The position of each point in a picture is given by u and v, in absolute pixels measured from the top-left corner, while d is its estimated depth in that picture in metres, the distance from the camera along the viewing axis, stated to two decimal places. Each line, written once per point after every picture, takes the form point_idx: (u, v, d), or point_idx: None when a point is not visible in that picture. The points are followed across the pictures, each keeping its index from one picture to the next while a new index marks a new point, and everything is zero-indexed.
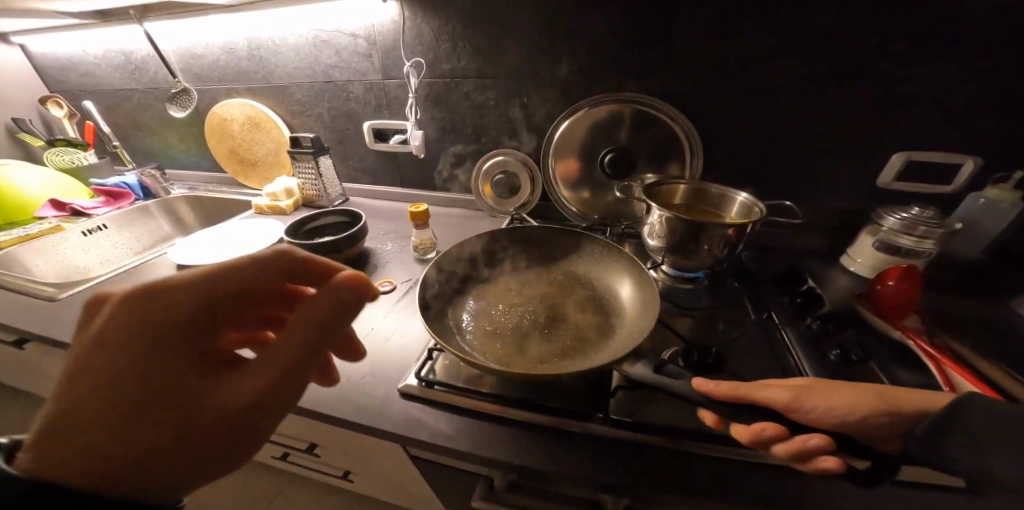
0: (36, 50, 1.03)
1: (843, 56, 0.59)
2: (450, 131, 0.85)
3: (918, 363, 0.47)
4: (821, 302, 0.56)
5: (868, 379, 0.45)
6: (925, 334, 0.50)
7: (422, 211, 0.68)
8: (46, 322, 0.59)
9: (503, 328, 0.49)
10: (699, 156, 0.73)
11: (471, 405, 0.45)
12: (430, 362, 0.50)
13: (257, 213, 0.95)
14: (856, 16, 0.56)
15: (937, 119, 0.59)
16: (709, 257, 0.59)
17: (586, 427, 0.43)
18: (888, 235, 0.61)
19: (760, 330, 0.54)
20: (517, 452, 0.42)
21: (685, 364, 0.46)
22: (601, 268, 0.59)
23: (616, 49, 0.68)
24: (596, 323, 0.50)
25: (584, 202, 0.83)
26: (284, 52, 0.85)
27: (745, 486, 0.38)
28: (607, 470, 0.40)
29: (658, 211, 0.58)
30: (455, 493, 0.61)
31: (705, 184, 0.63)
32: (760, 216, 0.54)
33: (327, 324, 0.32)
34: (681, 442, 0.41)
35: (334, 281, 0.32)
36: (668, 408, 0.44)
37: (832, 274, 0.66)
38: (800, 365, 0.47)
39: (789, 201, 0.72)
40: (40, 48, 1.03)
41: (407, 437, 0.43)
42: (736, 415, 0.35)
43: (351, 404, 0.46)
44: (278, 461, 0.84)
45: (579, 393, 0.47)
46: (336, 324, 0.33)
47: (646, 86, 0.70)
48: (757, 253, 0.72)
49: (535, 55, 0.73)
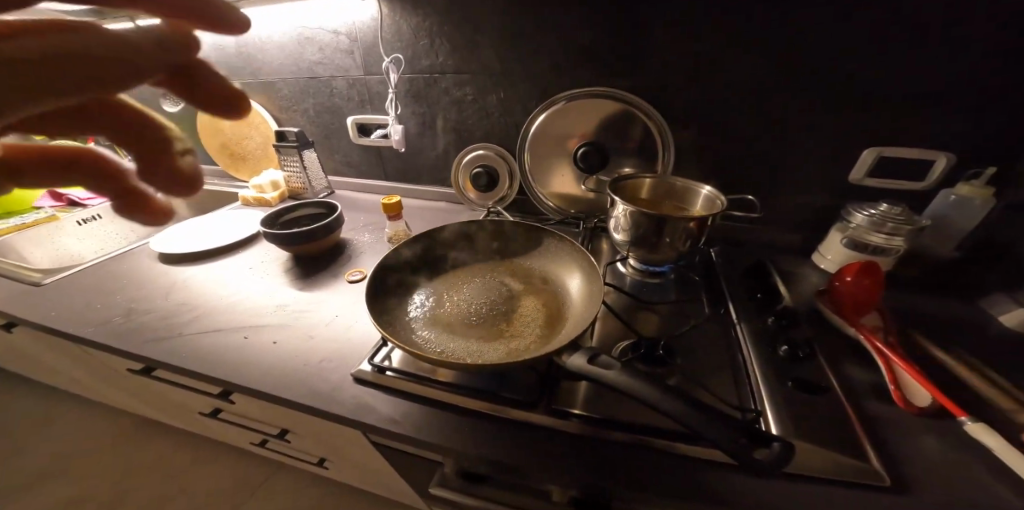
0: None
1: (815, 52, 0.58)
2: (430, 126, 0.86)
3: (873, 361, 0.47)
4: (780, 298, 0.57)
5: (814, 378, 0.46)
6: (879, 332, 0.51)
7: (394, 203, 0.70)
8: (29, 306, 0.62)
9: (455, 318, 0.50)
10: (672, 150, 0.73)
11: (420, 392, 0.47)
12: (385, 350, 0.51)
13: (244, 205, 0.97)
14: (826, 14, 0.55)
15: (906, 116, 0.58)
16: (672, 251, 0.59)
17: (530, 418, 0.44)
18: (857, 233, 0.60)
19: (718, 327, 0.54)
20: (459, 439, 0.43)
21: (633, 357, 0.47)
22: (554, 261, 0.58)
23: (590, 45, 0.69)
24: (548, 314, 0.50)
25: (559, 196, 0.83)
26: (271, 49, 0.87)
27: (679, 481, 0.37)
28: (544, 459, 0.40)
29: (622, 205, 0.58)
30: (420, 481, 0.62)
31: (670, 178, 0.62)
32: (721, 209, 0.54)
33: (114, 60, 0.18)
34: (614, 433, 0.42)
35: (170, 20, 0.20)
36: (613, 400, 0.45)
37: (802, 271, 0.66)
38: (748, 360, 0.49)
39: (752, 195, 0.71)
40: None
41: (356, 421, 0.44)
42: (660, 407, 0.34)
43: (306, 388, 0.48)
44: (256, 448, 0.86)
45: (527, 383, 0.47)
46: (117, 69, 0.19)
47: (620, 83, 0.71)
48: (729, 250, 0.72)
49: (511, 52, 0.73)
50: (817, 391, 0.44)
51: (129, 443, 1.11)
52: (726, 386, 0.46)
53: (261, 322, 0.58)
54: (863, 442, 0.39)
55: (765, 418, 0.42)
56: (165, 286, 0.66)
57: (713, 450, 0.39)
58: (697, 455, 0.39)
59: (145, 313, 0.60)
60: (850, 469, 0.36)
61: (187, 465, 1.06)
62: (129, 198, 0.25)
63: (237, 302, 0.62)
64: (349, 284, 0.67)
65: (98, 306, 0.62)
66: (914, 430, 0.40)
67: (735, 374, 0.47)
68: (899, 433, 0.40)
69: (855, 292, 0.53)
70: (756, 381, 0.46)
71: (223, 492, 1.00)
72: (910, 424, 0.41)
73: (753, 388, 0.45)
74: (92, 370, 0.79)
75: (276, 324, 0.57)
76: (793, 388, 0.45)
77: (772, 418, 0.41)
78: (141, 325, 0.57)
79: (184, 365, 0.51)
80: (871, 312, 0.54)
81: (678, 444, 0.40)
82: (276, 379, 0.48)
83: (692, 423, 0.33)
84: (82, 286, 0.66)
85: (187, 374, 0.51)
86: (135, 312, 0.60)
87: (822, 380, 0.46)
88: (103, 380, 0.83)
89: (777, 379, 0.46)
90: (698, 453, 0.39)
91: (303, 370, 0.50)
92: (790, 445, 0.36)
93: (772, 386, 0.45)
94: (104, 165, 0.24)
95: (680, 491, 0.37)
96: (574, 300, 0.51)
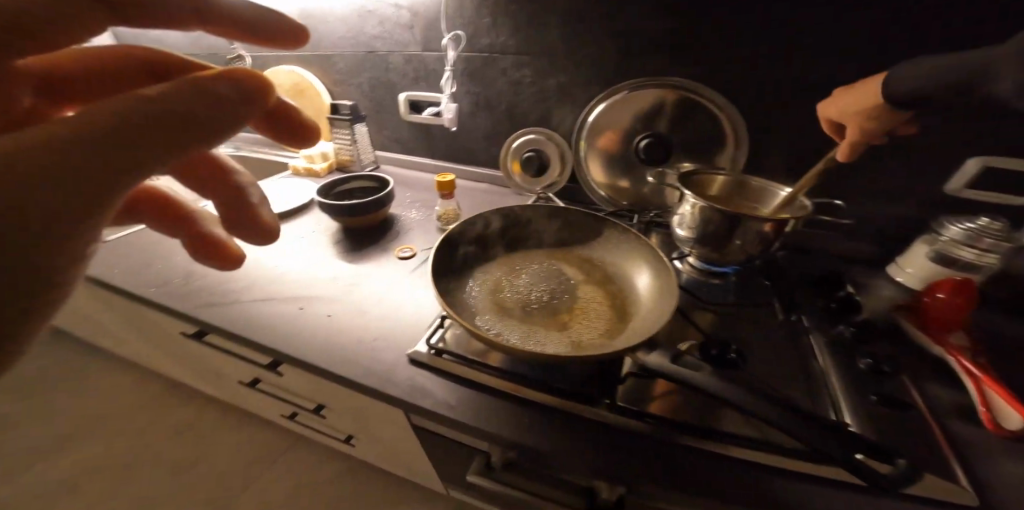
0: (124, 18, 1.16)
1: (899, 48, 0.53)
2: (484, 107, 0.85)
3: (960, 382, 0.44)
4: (858, 309, 0.54)
5: (897, 395, 0.44)
6: (969, 353, 0.47)
7: (448, 182, 0.69)
8: (94, 260, 0.65)
9: (514, 304, 0.48)
10: (743, 148, 0.69)
11: (476, 377, 0.46)
12: (441, 331, 0.51)
13: (294, 174, 0.99)
14: (826, 14, 0.56)
15: (962, 120, 0.55)
16: (741, 253, 0.56)
17: (593, 413, 0.42)
18: (948, 247, 0.56)
19: (789, 336, 0.52)
20: (518, 428, 0.42)
21: (703, 357, 0.46)
22: (617, 255, 0.55)
23: (663, 30, 0.65)
24: (611, 310, 0.48)
25: (612, 187, 0.80)
26: (332, 21, 0.87)
27: (731, 487, 0.36)
28: (605, 457, 0.39)
29: (692, 199, 0.56)
30: (455, 463, 0.62)
31: (746, 177, 0.60)
32: (804, 214, 0.50)
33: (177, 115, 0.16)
34: (678, 434, 0.40)
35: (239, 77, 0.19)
36: (681, 401, 0.43)
37: (874, 283, 0.62)
38: (825, 371, 0.46)
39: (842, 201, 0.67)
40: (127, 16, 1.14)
41: (410, 403, 0.44)
42: (752, 408, 0.35)
43: (361, 365, 0.47)
44: (287, 421, 0.88)
45: (588, 377, 0.46)
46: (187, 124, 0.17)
47: (691, 73, 0.67)
48: (795, 254, 0.69)
49: (577, 34, 0.70)
50: (904, 407, 0.42)
51: (167, 398, 1.16)
52: (801, 396, 0.44)
53: (315, 294, 0.58)
54: (957, 471, 0.36)
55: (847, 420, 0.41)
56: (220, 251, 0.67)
57: (784, 459, 0.37)
58: (772, 462, 0.37)
59: (202, 276, 0.61)
60: (943, 488, 0.34)
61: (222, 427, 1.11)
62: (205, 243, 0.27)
63: (290, 273, 0.62)
64: (400, 261, 0.66)
65: (159, 267, 0.64)
66: (1008, 460, 0.37)
67: (809, 384, 0.45)
68: (997, 464, 0.37)
69: (942, 308, 0.49)
70: (835, 393, 0.43)
71: (252, 455, 1.05)
72: (1004, 456, 0.38)
73: (833, 401, 0.43)
74: (140, 329, 0.82)
75: (329, 297, 0.57)
76: (877, 403, 0.42)
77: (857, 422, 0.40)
78: (199, 288, 0.59)
79: (241, 332, 0.51)
80: (960, 331, 0.50)
81: (719, 444, 0.39)
82: (331, 355, 0.48)
83: (793, 429, 0.33)
84: (142, 246, 0.69)
85: (240, 340, 0.52)
86: (193, 276, 0.61)
87: (906, 397, 0.44)
88: (149, 340, 0.86)
89: (857, 393, 0.43)
90: (780, 463, 0.37)
91: (357, 346, 0.50)
92: (916, 465, 0.35)
93: (855, 404, 0.42)
94: (193, 219, 0.28)
95: (738, 498, 0.35)
96: (639, 295, 0.49)
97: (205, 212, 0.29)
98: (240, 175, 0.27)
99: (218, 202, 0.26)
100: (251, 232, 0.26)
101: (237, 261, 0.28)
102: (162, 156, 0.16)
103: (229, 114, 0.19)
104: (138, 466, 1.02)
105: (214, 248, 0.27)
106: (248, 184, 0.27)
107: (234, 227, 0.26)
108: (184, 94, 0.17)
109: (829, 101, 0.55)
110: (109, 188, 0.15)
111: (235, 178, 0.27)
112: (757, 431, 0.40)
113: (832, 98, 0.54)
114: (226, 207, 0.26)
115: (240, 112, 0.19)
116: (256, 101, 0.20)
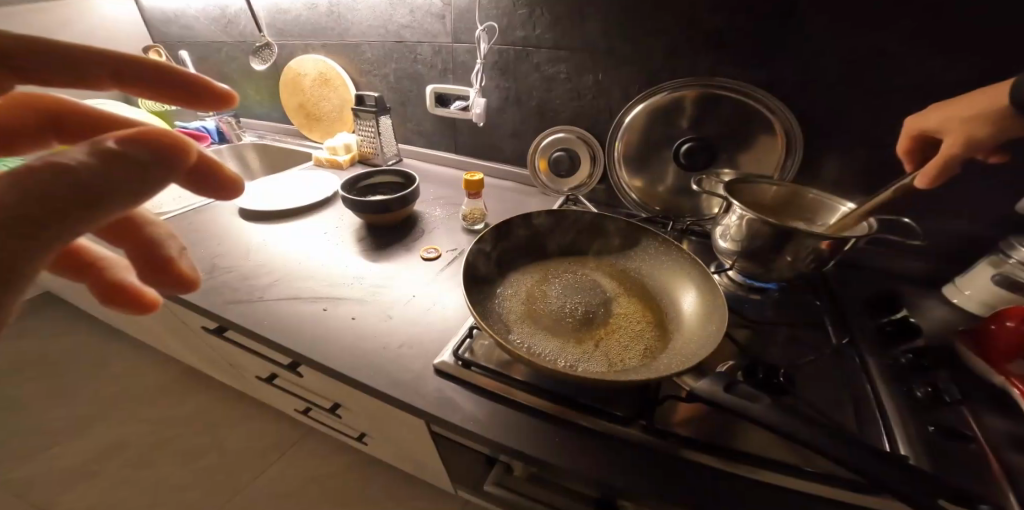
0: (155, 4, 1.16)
1: (988, 51, 0.47)
2: (513, 102, 0.82)
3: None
4: (918, 334, 0.49)
5: (957, 426, 0.40)
6: None
7: (476, 181, 0.66)
8: None
9: (548, 315, 0.46)
10: (796, 154, 0.64)
11: (504, 392, 0.43)
12: (468, 340, 0.48)
13: (316, 165, 0.99)
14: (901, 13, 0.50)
15: None
16: (790, 269, 0.52)
17: (625, 434, 0.40)
18: (1013, 270, 0.51)
19: (840, 360, 0.48)
20: (548, 448, 0.39)
21: (746, 379, 0.42)
22: (657, 268, 0.52)
23: (713, 27, 0.61)
24: (652, 328, 0.45)
25: (646, 191, 0.76)
26: (361, 9, 0.85)
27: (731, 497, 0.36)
28: (640, 485, 0.37)
29: (737, 211, 0.52)
30: (472, 471, 0.61)
31: (800, 188, 0.56)
32: (867, 232, 0.46)
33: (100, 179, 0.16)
34: (715, 460, 0.37)
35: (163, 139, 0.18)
36: (719, 424, 0.40)
37: (929, 306, 0.58)
38: (878, 397, 0.42)
39: (907, 218, 0.61)
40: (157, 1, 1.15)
41: (438, 417, 0.42)
42: (810, 441, 0.33)
43: (386, 374, 0.45)
44: (300, 415, 0.88)
45: (623, 396, 0.43)
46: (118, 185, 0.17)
47: (741, 74, 0.62)
48: (841, 271, 0.64)
49: (618, 28, 0.67)
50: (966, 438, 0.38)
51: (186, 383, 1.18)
52: (851, 423, 0.40)
53: (339, 294, 0.56)
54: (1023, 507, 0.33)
55: (903, 453, 0.37)
56: (245, 244, 0.67)
57: (825, 486, 0.35)
58: (815, 491, 0.35)
59: (228, 270, 0.60)
60: None
61: (237, 414, 1.12)
62: (118, 292, 0.24)
63: (315, 269, 0.61)
64: (424, 261, 0.64)
65: None
66: None
67: (857, 410, 0.42)
68: None
69: (1000, 337, 0.46)
70: (888, 421, 0.40)
71: (266, 444, 1.06)
72: None
73: (885, 429, 0.39)
74: (160, 316, 0.82)
75: (353, 298, 0.56)
76: (933, 433, 0.39)
77: (912, 454, 0.37)
78: (223, 283, 0.58)
79: (263, 331, 0.50)
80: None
81: (731, 465, 0.37)
82: (355, 361, 0.47)
83: (848, 459, 0.31)
84: None
85: (262, 339, 0.50)
86: (217, 269, 0.61)
87: (964, 428, 0.40)
88: (168, 328, 0.86)
89: (912, 420, 0.40)
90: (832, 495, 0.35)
91: (382, 354, 0.48)
92: None
93: (911, 432, 0.39)
94: (94, 263, 0.23)
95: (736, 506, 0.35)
96: (682, 313, 0.46)
97: (101, 252, 0.24)
98: (153, 226, 0.24)
99: (136, 256, 0.23)
100: (172, 285, 0.24)
101: (155, 308, 0.25)
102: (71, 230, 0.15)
103: (153, 174, 0.18)
104: (154, 448, 1.04)
105: (125, 295, 0.24)
106: (164, 235, 0.24)
107: (152, 281, 0.24)
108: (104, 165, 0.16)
109: (919, 115, 0.54)
110: (15, 272, 0.14)
111: (152, 231, 0.23)
112: (796, 457, 0.37)
113: (921, 113, 0.53)
114: (140, 262, 0.23)
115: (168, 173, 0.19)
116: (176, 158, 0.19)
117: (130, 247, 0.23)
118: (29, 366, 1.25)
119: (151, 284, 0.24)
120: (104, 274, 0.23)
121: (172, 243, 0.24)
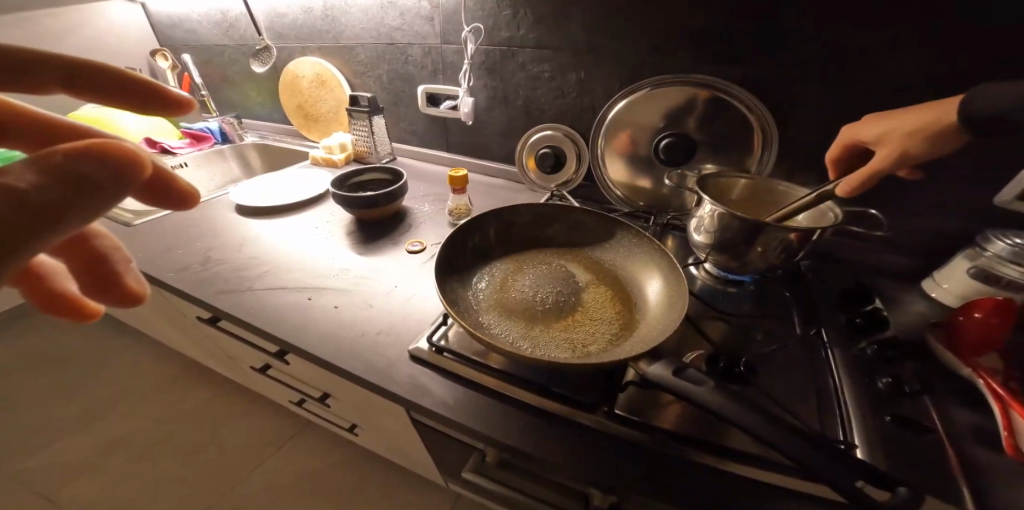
0: (159, 9, 1.21)
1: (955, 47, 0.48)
2: (500, 101, 0.84)
3: (989, 406, 0.41)
4: (886, 325, 0.50)
5: (917, 416, 0.40)
6: (1000, 376, 0.44)
7: (459, 177, 0.68)
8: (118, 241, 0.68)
9: (519, 304, 0.48)
10: (772, 150, 0.65)
11: (477, 379, 0.45)
12: (443, 328, 0.50)
13: (313, 164, 1.02)
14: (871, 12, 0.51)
15: None
16: (761, 260, 0.53)
17: (588, 419, 0.41)
18: (989, 263, 0.51)
19: (805, 350, 0.49)
20: (516, 432, 0.41)
21: (708, 369, 0.44)
22: (628, 260, 0.53)
23: (691, 27, 0.62)
24: (619, 315, 0.46)
25: (630, 187, 0.78)
26: (354, 13, 0.87)
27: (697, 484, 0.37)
28: (604, 468, 0.38)
29: (710, 204, 0.53)
30: (454, 459, 0.62)
31: (771, 182, 0.57)
32: (833, 223, 0.47)
33: (63, 197, 0.17)
34: (674, 447, 0.39)
35: (121, 152, 0.18)
36: (681, 411, 0.42)
37: (906, 298, 0.58)
38: (839, 388, 0.43)
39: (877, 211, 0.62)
40: (161, 7, 1.19)
41: (411, 401, 0.44)
42: (753, 429, 0.32)
43: (365, 361, 0.47)
44: (296, 407, 0.90)
45: (589, 382, 0.45)
46: (78, 203, 0.17)
47: (718, 71, 0.64)
48: (819, 264, 0.65)
49: (600, 28, 0.68)
50: (921, 429, 0.38)
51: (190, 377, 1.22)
52: (810, 413, 0.41)
53: (324, 285, 0.59)
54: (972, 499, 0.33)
55: (853, 443, 0.38)
56: (239, 238, 0.69)
57: (788, 476, 0.36)
58: (761, 477, 0.37)
59: (221, 262, 0.63)
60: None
61: (238, 409, 1.16)
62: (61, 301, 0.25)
63: (305, 260, 0.64)
64: (409, 254, 0.66)
65: (178, 252, 0.66)
66: None
67: (819, 401, 0.42)
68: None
69: (969, 328, 0.46)
70: (845, 411, 0.41)
71: (266, 436, 1.09)
72: None
73: (842, 418, 0.40)
74: (161, 308, 0.85)
75: (338, 289, 0.58)
76: (890, 424, 0.39)
77: (863, 445, 0.38)
78: (217, 273, 0.61)
79: (249, 319, 0.53)
80: (992, 353, 0.46)
81: (694, 453, 0.38)
82: (336, 346, 0.49)
83: (790, 450, 0.31)
84: (165, 231, 0.71)
85: (249, 327, 0.53)
86: (211, 261, 0.63)
87: (923, 418, 0.40)
88: (170, 322, 0.90)
89: (870, 412, 0.41)
90: (775, 480, 0.37)
91: (361, 341, 0.50)
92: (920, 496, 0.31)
93: (866, 422, 0.40)
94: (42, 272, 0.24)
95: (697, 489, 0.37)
96: (649, 302, 0.47)
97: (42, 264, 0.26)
98: (104, 239, 0.27)
99: (87, 269, 0.26)
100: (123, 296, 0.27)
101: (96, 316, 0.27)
102: (28, 248, 0.16)
103: (114, 186, 0.18)
104: (160, 441, 1.07)
105: (68, 302, 0.25)
106: (113, 247, 0.27)
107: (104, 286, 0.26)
108: (57, 184, 0.17)
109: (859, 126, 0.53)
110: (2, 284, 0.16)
111: (102, 243, 0.27)
112: (753, 445, 0.38)
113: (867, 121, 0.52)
114: (98, 273, 0.26)
115: (129, 184, 0.19)
116: (138, 169, 0.19)
117: (80, 255, 0.26)
118: (41, 363, 1.29)
119: (101, 290, 0.27)
120: (51, 283, 0.24)
121: (119, 255, 0.27)
